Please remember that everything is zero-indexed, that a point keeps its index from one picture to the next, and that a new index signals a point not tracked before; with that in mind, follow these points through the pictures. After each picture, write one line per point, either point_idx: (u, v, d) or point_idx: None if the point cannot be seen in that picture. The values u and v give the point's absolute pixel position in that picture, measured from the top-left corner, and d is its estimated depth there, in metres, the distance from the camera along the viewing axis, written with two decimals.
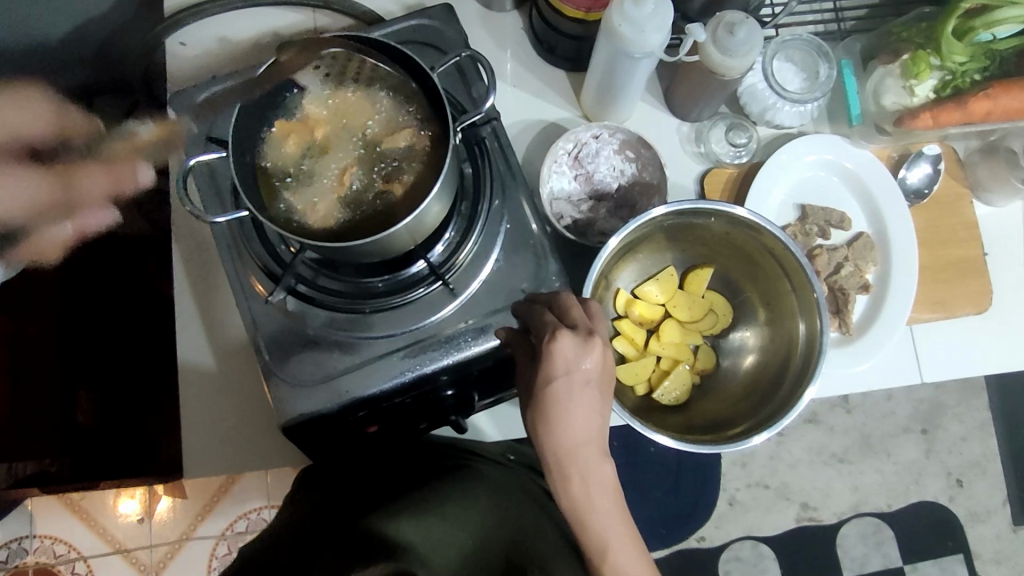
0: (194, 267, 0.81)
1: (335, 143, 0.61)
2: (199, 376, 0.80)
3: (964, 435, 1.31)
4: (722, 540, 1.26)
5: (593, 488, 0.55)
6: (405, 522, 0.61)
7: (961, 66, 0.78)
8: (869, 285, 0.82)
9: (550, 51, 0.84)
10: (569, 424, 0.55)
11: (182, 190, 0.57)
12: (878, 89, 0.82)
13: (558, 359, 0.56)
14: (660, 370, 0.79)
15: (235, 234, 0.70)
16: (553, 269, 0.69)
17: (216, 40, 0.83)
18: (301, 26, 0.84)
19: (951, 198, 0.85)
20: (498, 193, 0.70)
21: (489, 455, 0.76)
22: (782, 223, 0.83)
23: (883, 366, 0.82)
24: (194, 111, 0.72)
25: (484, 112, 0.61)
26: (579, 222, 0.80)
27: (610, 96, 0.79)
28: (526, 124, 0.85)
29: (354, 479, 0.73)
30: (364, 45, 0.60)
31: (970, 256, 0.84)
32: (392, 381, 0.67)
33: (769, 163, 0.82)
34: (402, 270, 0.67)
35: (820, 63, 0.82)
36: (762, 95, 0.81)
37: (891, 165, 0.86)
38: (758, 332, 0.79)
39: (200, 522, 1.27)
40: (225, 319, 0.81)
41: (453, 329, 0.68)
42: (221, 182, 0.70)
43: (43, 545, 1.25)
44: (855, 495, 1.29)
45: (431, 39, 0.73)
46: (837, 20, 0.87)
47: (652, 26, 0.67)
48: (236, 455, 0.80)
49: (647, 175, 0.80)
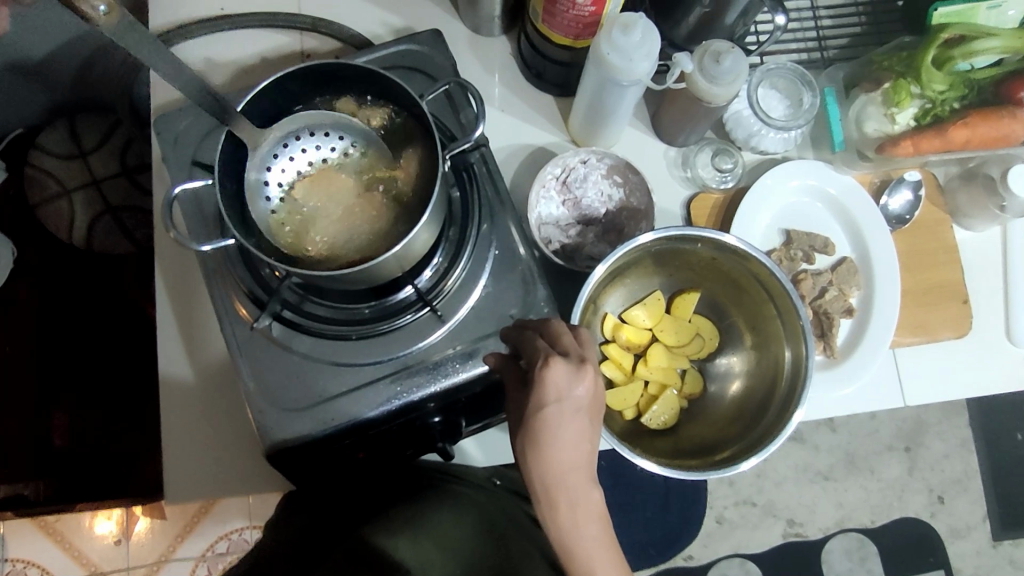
0: (174, 288, 0.80)
1: (319, 188, 0.60)
2: (177, 397, 0.79)
3: (945, 452, 1.33)
4: (709, 558, 1.26)
5: (581, 515, 0.54)
6: (401, 543, 0.59)
7: (941, 95, 0.80)
8: (853, 309, 0.83)
9: (538, 76, 0.85)
10: (558, 450, 0.55)
11: (167, 216, 0.56)
12: (859, 116, 0.84)
13: (550, 386, 0.56)
14: (649, 395, 0.79)
15: (221, 259, 0.69)
16: (541, 295, 0.69)
17: (201, 62, 0.83)
18: (288, 48, 0.84)
19: (933, 223, 0.87)
20: (486, 218, 0.70)
21: (477, 480, 0.75)
22: (767, 248, 0.84)
23: (867, 388, 0.83)
24: (178, 135, 0.71)
25: (474, 140, 0.61)
26: (567, 246, 0.80)
27: (598, 122, 0.79)
28: (514, 148, 0.85)
29: (339, 504, 0.72)
30: (354, 74, 0.60)
31: (951, 279, 0.85)
32: (379, 409, 0.66)
33: (754, 188, 0.83)
34: (388, 296, 0.67)
35: (804, 91, 0.83)
36: (747, 122, 0.82)
37: (873, 191, 0.88)
38: (743, 357, 0.80)
39: (178, 544, 1.27)
40: (206, 340, 0.80)
41: (440, 356, 0.67)
42: (205, 208, 0.69)
43: (15, 569, 1.25)
44: (839, 511, 1.30)
45: (419, 65, 0.73)
46: (820, 49, 0.88)
47: (641, 54, 0.68)
48: (217, 482, 0.78)
49: (635, 201, 0.81)
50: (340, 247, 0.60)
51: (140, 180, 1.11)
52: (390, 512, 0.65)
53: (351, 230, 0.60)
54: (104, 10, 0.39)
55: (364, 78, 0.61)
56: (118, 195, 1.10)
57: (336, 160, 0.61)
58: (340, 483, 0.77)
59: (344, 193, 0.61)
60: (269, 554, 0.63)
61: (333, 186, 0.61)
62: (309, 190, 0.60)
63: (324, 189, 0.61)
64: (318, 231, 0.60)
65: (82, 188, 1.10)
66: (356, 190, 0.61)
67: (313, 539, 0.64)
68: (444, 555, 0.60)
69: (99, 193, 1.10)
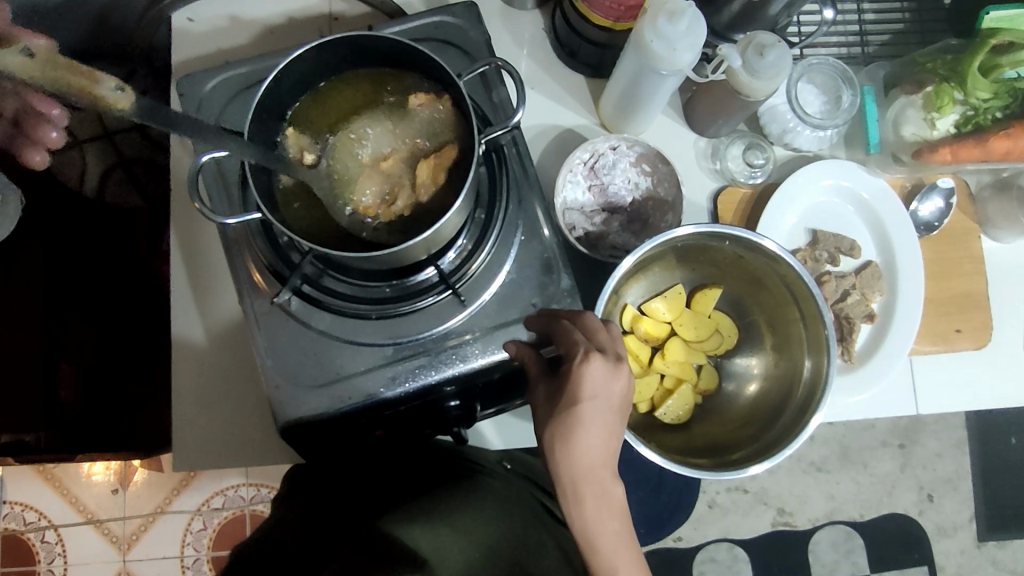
0: (188, 248, 0.79)
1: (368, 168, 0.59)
2: (187, 355, 0.78)
3: (938, 451, 1.33)
4: (698, 541, 1.29)
5: (606, 512, 0.54)
6: (416, 529, 0.57)
7: (984, 103, 0.78)
8: (874, 314, 0.82)
9: (571, 55, 0.83)
10: (588, 447, 0.55)
11: (193, 188, 0.56)
12: (898, 117, 0.83)
13: (586, 383, 0.55)
14: (663, 389, 0.79)
15: (241, 228, 0.68)
16: (565, 283, 0.67)
17: (226, 18, 0.80)
18: (315, 9, 0.81)
19: (960, 232, 0.85)
20: (513, 201, 0.69)
21: (489, 463, 0.75)
22: (792, 247, 0.83)
23: (881, 395, 0.83)
24: (204, 96, 0.69)
25: (510, 126, 0.59)
26: (591, 234, 0.79)
27: (631, 108, 0.77)
28: (543, 129, 0.83)
29: (351, 481, 0.71)
30: (389, 46, 0.58)
31: (974, 289, 0.84)
32: (395, 389, 0.66)
33: (785, 185, 0.81)
34: (411, 277, 0.65)
35: (843, 88, 0.81)
36: (784, 117, 0.81)
37: (904, 195, 0.87)
38: (762, 358, 0.79)
39: (174, 497, 1.28)
40: (219, 302, 0.79)
41: (458, 340, 0.66)
42: (229, 177, 0.67)
43: (13, 511, 1.27)
44: (830, 503, 1.31)
45: (452, 38, 0.71)
46: (861, 44, 0.86)
47: (685, 44, 0.66)
48: (221, 447, 0.78)
49: (662, 191, 0.79)
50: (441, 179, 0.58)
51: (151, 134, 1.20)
52: (408, 496, 0.64)
53: (439, 159, 0.58)
54: (121, 91, 0.39)
55: (396, 52, 0.58)
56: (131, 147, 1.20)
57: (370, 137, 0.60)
58: (350, 457, 0.76)
59: (405, 156, 0.59)
60: (281, 528, 0.63)
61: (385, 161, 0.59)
62: (362, 182, 0.58)
63: (372, 173, 0.58)
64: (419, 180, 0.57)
65: (95, 139, 1.19)
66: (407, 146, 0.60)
67: (324, 523, 0.62)
68: (460, 542, 0.58)
69: (113, 145, 1.20)
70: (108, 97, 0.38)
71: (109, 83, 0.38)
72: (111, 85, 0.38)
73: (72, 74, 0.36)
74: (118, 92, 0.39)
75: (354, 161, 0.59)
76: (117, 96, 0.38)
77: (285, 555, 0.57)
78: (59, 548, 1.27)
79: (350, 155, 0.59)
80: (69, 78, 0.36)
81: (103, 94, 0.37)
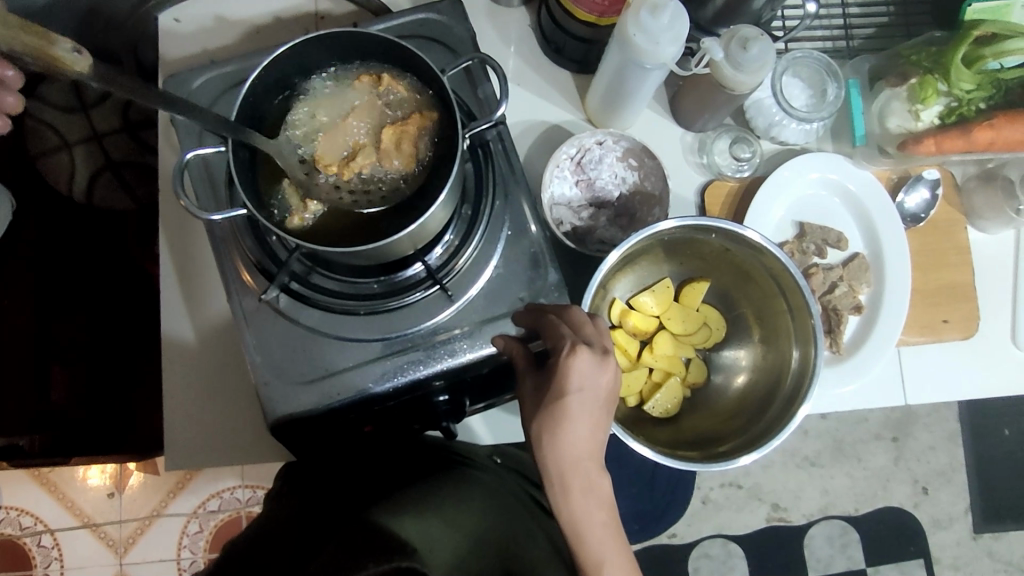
0: (176, 246, 0.79)
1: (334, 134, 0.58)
2: (177, 351, 0.78)
3: (932, 444, 1.33)
4: (693, 537, 1.29)
5: (593, 503, 0.55)
6: (404, 521, 0.56)
7: (967, 94, 0.78)
8: (861, 306, 0.83)
9: (556, 51, 0.83)
10: (575, 439, 0.55)
11: (178, 184, 0.55)
12: (882, 111, 0.84)
13: (573, 375, 0.55)
14: (652, 382, 0.79)
15: (228, 226, 0.68)
16: (551, 278, 0.67)
17: (212, 19, 0.81)
18: (301, 8, 0.82)
19: (945, 223, 0.86)
20: (499, 196, 0.69)
21: (479, 458, 0.76)
22: (779, 240, 0.84)
23: (870, 386, 0.83)
24: (189, 95, 0.69)
25: (494, 121, 0.60)
26: (579, 228, 0.79)
27: (617, 103, 0.77)
28: (529, 125, 0.83)
29: (341, 477, 0.71)
30: (372, 40, 0.58)
31: (962, 280, 0.85)
32: (384, 385, 0.66)
33: (772, 178, 0.82)
34: (398, 272, 0.65)
35: (828, 82, 0.82)
36: (769, 111, 0.81)
37: (890, 187, 0.87)
38: (751, 351, 0.80)
39: (170, 500, 1.28)
40: (209, 299, 0.79)
41: (446, 335, 0.66)
42: (214, 176, 0.68)
43: (9, 517, 1.27)
44: (825, 498, 1.31)
45: (438, 35, 0.71)
46: (846, 37, 0.87)
47: (668, 37, 0.66)
48: (213, 444, 0.78)
49: (649, 185, 0.80)
50: (410, 146, 0.57)
51: (142, 136, 1.10)
52: (399, 489, 0.64)
53: (409, 127, 0.57)
54: (80, 54, 0.39)
55: (377, 46, 0.58)
56: (119, 150, 1.10)
57: (336, 104, 0.59)
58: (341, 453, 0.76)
59: (371, 120, 0.58)
60: (271, 524, 0.63)
61: (352, 127, 0.58)
62: (325, 146, 0.57)
63: (338, 139, 0.58)
64: (385, 145, 0.57)
65: (83, 142, 1.09)
66: (376, 112, 0.59)
67: (314, 518, 0.62)
68: (448, 534, 0.58)
69: (101, 148, 1.09)
70: (61, 55, 0.38)
71: (64, 44, 0.38)
72: (66, 46, 0.38)
73: (24, 32, 0.37)
74: (73, 53, 0.38)
75: (318, 124, 0.58)
76: (71, 56, 0.38)
77: (275, 550, 0.57)
78: (55, 553, 1.27)
79: (318, 120, 0.58)
80: (21, 35, 0.36)
81: (56, 53, 0.38)
